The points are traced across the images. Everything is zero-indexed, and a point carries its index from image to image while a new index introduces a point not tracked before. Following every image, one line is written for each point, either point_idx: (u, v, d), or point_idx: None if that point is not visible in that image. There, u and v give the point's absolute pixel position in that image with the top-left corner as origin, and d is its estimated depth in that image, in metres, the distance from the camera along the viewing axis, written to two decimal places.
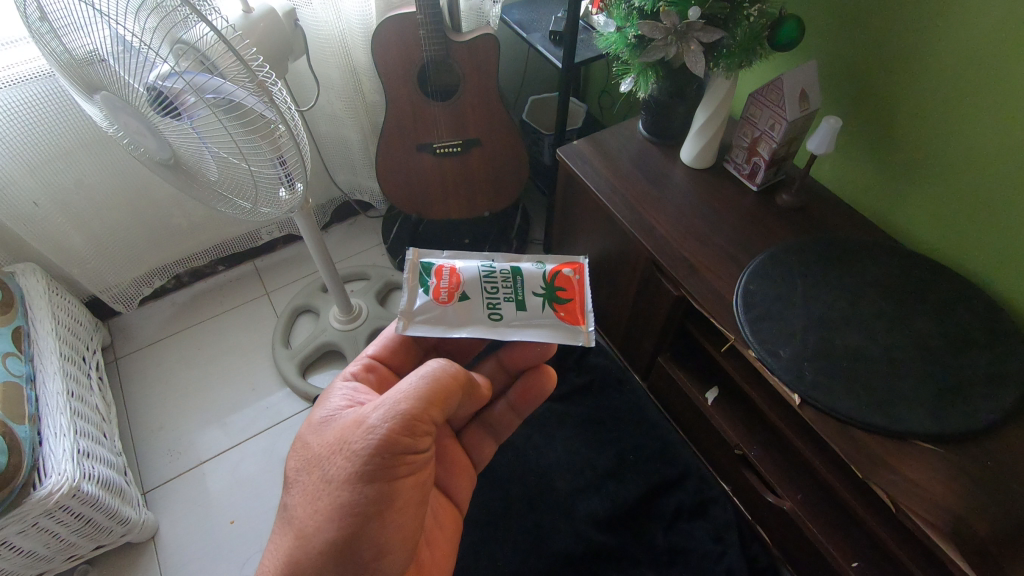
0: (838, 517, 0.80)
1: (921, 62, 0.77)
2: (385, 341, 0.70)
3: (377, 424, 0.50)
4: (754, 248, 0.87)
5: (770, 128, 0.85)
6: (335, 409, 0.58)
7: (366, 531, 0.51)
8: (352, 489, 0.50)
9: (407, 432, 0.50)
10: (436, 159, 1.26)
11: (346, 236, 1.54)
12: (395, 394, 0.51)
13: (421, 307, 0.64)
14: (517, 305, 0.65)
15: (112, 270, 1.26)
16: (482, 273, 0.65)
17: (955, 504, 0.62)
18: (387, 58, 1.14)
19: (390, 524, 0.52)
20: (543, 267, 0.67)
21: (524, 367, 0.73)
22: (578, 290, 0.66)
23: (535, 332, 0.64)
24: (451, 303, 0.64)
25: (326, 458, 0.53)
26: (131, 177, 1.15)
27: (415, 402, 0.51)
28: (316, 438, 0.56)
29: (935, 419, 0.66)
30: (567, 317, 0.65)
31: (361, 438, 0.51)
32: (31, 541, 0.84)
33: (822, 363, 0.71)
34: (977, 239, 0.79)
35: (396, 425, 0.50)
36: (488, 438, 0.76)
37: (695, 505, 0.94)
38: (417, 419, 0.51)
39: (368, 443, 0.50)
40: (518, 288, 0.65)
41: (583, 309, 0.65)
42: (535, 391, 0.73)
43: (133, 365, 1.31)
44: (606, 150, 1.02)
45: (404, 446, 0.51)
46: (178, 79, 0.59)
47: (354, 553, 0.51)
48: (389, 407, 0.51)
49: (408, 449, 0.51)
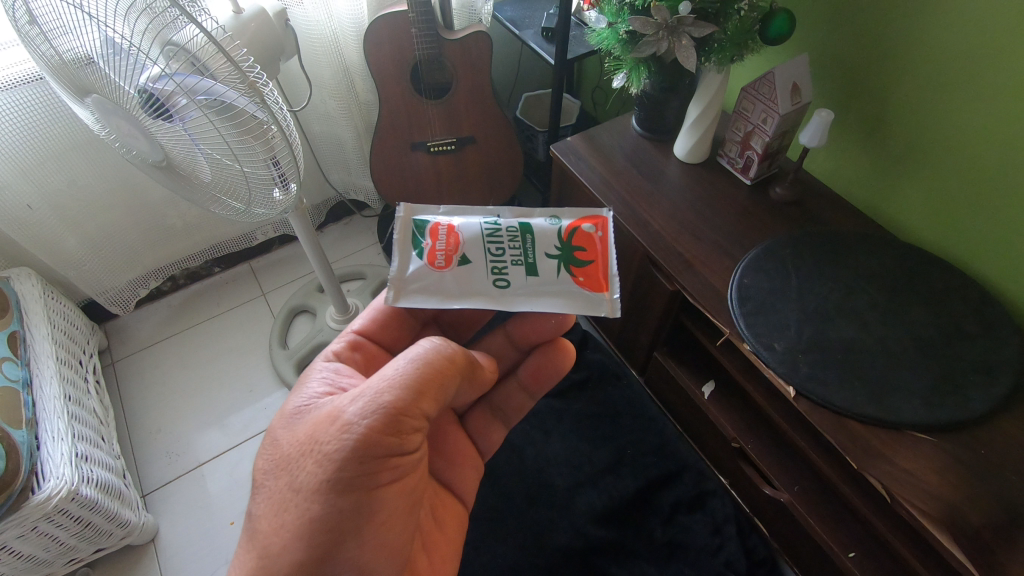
0: (834, 506, 0.81)
1: (910, 54, 0.78)
2: (375, 312, 0.68)
3: (355, 420, 0.49)
4: (749, 242, 0.87)
5: (763, 122, 0.86)
6: (313, 398, 0.57)
7: (342, 545, 0.50)
8: (322, 499, 0.49)
9: (389, 430, 0.49)
10: (430, 157, 1.26)
11: (342, 235, 1.54)
12: (377, 384, 0.50)
13: (420, 270, 0.61)
14: (527, 268, 0.61)
15: (108, 274, 1.26)
16: (485, 231, 0.61)
17: (949, 493, 0.62)
18: (380, 57, 1.14)
19: (370, 535, 0.51)
20: (557, 224, 0.62)
21: (535, 342, 0.70)
22: (596, 253, 0.61)
23: (546, 302, 0.60)
24: (450, 266, 0.61)
25: (294, 461, 0.52)
26: (125, 180, 1.14)
27: (396, 392, 0.49)
28: (287, 434, 0.54)
29: (928, 408, 0.67)
30: (584, 283, 0.60)
31: (337, 437, 0.49)
32: (31, 546, 0.83)
33: (816, 355, 0.72)
34: (970, 230, 0.80)
35: (377, 423, 0.49)
36: (496, 423, 0.74)
37: (693, 498, 0.95)
38: (402, 414, 0.49)
39: (345, 443, 0.49)
40: (527, 249, 0.61)
41: (604, 273, 0.61)
42: (552, 368, 0.70)
43: (129, 368, 1.31)
44: (600, 146, 1.02)
45: (387, 444, 0.49)
46: (168, 80, 0.59)
47: (336, 560, 0.50)
48: (369, 400, 0.49)
49: (392, 448, 0.50)
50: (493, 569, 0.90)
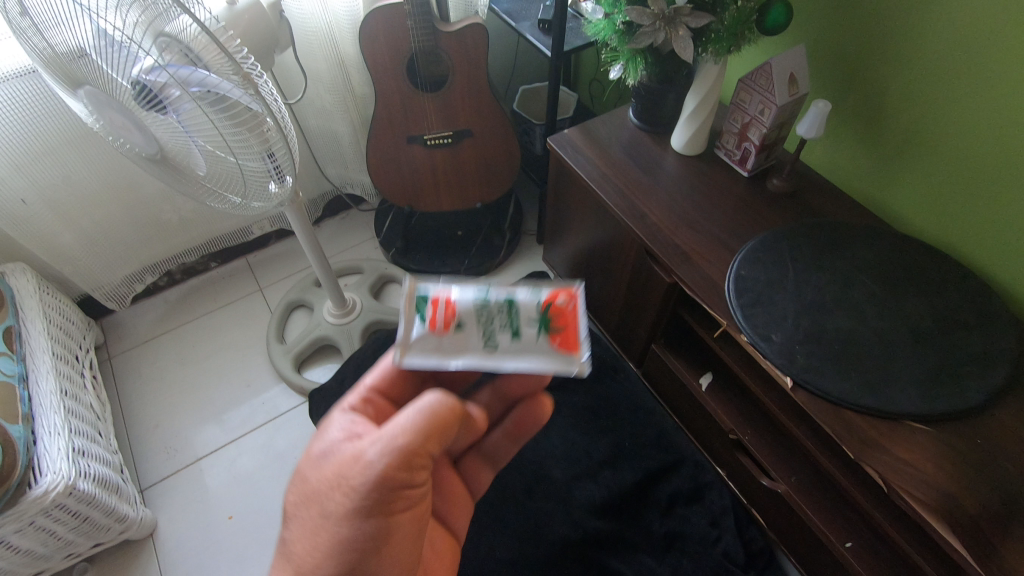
0: (831, 497, 0.81)
1: (906, 45, 0.78)
2: (384, 370, 0.60)
3: (373, 453, 0.48)
4: (746, 233, 0.87)
5: (760, 113, 0.85)
6: (331, 440, 0.54)
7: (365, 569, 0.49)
8: (349, 524, 0.49)
9: (406, 465, 0.48)
10: (427, 151, 1.26)
11: (339, 229, 1.54)
12: (393, 423, 0.49)
13: (417, 338, 0.55)
14: (509, 333, 0.55)
15: (103, 268, 1.25)
16: (474, 297, 0.56)
17: (946, 482, 0.63)
18: (376, 50, 1.13)
19: (389, 558, 0.50)
20: (537, 295, 0.57)
21: (519, 397, 0.64)
22: (573, 319, 0.56)
23: (529, 362, 0.54)
24: (446, 333, 0.55)
25: (320, 495, 0.51)
26: (120, 174, 1.14)
27: (414, 434, 0.48)
28: (314, 469, 0.52)
29: (925, 398, 0.67)
30: (561, 346, 0.55)
31: (358, 473, 0.48)
32: (28, 541, 0.83)
33: (814, 346, 0.72)
34: (968, 220, 0.80)
35: (395, 459, 0.48)
36: (486, 469, 0.69)
37: (691, 490, 0.95)
38: (417, 451, 0.48)
39: (366, 477, 0.48)
40: (513, 316, 0.56)
41: (576, 336, 0.55)
42: (529, 425, 0.64)
43: (127, 363, 1.31)
44: (597, 138, 1.01)
45: (402, 478, 0.48)
46: (162, 71, 0.59)
47: None
48: (387, 440, 0.48)
49: (407, 481, 0.49)
50: (491, 561, 0.90)
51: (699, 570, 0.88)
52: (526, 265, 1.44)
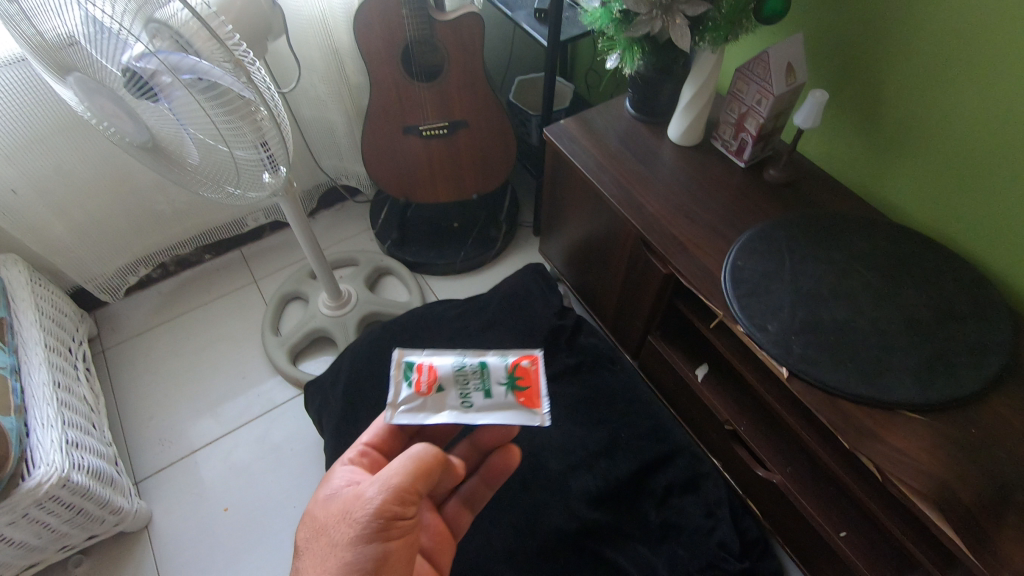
0: (826, 487, 0.81)
1: (903, 34, 0.77)
2: (379, 427, 0.59)
3: (372, 490, 0.48)
4: (742, 224, 0.86)
5: (757, 103, 0.85)
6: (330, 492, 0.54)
7: None
8: (351, 558, 0.46)
9: (402, 503, 0.48)
10: (423, 142, 1.25)
11: (334, 221, 1.53)
12: (387, 469, 0.49)
13: (402, 403, 0.55)
14: (481, 393, 0.55)
15: (96, 259, 1.24)
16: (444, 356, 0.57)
17: (941, 471, 0.63)
18: (371, 39, 1.12)
19: None
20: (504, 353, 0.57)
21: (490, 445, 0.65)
22: (538, 380, 0.56)
23: (499, 418, 0.55)
24: (428, 398, 0.55)
25: (321, 537, 0.49)
26: (112, 164, 1.13)
27: (408, 469, 0.49)
28: (317, 512, 0.52)
29: (920, 387, 0.67)
30: (529, 404, 0.55)
31: (357, 508, 0.48)
32: (22, 533, 0.83)
33: (810, 336, 0.72)
34: (964, 211, 0.79)
35: (391, 495, 0.48)
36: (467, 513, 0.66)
37: (687, 481, 0.95)
38: (411, 490, 0.49)
39: (366, 509, 0.47)
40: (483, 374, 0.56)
41: (539, 391, 0.56)
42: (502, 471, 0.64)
43: (121, 356, 1.30)
44: (593, 129, 1.01)
45: (399, 517, 0.48)
46: (152, 58, 0.58)
47: None
48: (382, 476, 0.49)
49: (404, 521, 0.48)
50: (486, 552, 0.89)
51: (694, 559, 0.88)
52: (522, 257, 1.44)
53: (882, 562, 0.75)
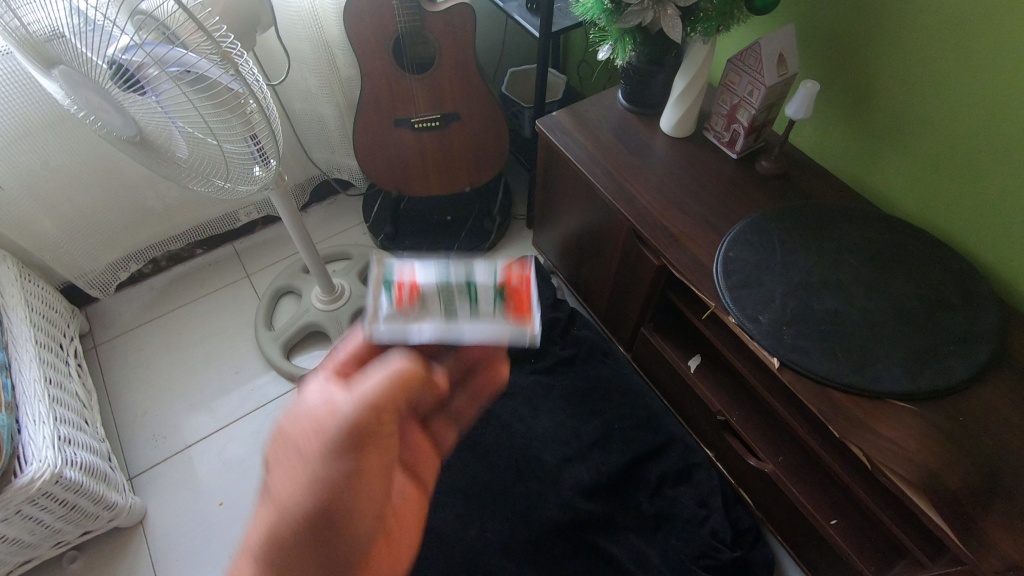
0: (817, 476, 0.82)
1: (893, 25, 0.77)
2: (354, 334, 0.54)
3: (347, 402, 0.44)
4: (734, 215, 0.87)
5: (749, 95, 0.85)
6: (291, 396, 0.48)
7: (339, 516, 0.43)
8: (328, 468, 0.42)
9: (378, 416, 0.45)
10: (415, 135, 1.24)
11: (327, 215, 1.52)
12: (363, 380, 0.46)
13: (384, 315, 0.52)
14: (468, 306, 0.53)
15: (86, 255, 1.23)
16: (432, 270, 0.54)
17: (929, 459, 0.63)
18: (361, 30, 1.11)
19: (361, 508, 0.44)
20: (492, 268, 0.54)
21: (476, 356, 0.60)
22: (528, 292, 0.54)
23: (486, 331, 0.53)
24: (412, 309, 0.52)
25: (288, 445, 0.44)
26: (100, 159, 1.12)
27: (386, 382, 0.46)
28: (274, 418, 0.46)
29: (909, 377, 0.67)
30: (519, 316, 0.53)
31: (332, 419, 0.44)
32: (15, 529, 0.83)
33: (801, 327, 0.72)
34: (953, 202, 0.80)
35: (367, 407, 0.44)
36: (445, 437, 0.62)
37: (680, 471, 0.96)
38: (389, 404, 0.45)
39: (340, 421, 0.43)
40: (471, 289, 0.53)
41: (528, 305, 0.54)
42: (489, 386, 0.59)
43: (113, 352, 1.29)
44: (585, 121, 1.01)
45: (374, 430, 0.44)
46: (138, 51, 0.57)
47: (334, 527, 0.43)
48: (358, 388, 0.45)
49: (379, 434, 0.45)
50: (481, 544, 0.89)
51: (688, 548, 0.89)
52: (516, 249, 1.44)
53: (871, 548, 0.77)
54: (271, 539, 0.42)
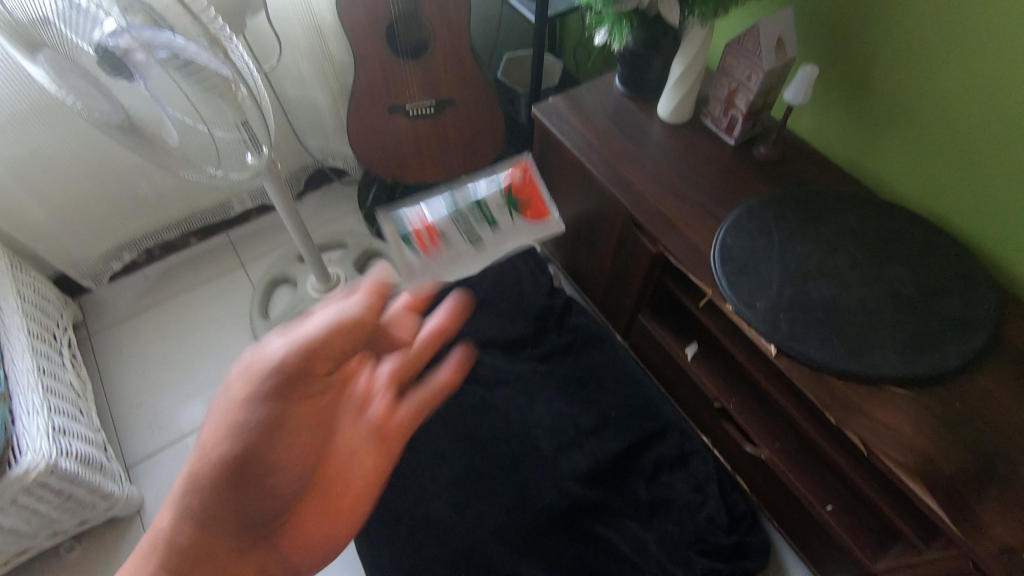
0: (812, 462, 0.83)
1: (893, 8, 0.76)
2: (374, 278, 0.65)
3: (293, 333, 0.41)
4: (732, 202, 0.86)
5: (747, 79, 0.84)
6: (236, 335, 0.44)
7: (268, 450, 0.38)
8: (260, 401, 0.39)
9: (339, 335, 0.43)
10: (410, 122, 1.23)
11: (322, 204, 1.51)
12: (319, 309, 0.44)
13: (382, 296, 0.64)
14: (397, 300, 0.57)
15: (78, 244, 1.22)
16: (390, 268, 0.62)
17: (925, 445, 0.64)
18: (354, 15, 1.09)
19: (293, 444, 0.40)
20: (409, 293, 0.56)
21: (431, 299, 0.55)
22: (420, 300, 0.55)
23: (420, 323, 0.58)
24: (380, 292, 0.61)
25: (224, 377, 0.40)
26: (92, 147, 1.10)
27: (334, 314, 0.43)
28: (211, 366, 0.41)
29: (906, 362, 0.67)
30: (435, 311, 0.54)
31: (275, 345, 0.41)
32: (11, 520, 0.82)
33: (799, 314, 0.72)
34: (951, 188, 0.80)
35: (329, 329, 0.42)
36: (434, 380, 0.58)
37: (677, 458, 0.96)
38: (350, 326, 0.43)
39: (290, 343, 0.41)
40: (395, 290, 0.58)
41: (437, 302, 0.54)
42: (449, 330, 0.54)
43: (107, 342, 1.28)
44: (581, 107, 1.00)
45: (326, 353, 0.42)
46: (124, 35, 0.55)
47: (265, 464, 0.38)
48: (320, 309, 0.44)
49: (332, 352, 0.42)
50: (478, 532, 0.89)
51: (684, 534, 0.89)
52: None
53: (866, 534, 0.77)
54: (187, 482, 0.36)
